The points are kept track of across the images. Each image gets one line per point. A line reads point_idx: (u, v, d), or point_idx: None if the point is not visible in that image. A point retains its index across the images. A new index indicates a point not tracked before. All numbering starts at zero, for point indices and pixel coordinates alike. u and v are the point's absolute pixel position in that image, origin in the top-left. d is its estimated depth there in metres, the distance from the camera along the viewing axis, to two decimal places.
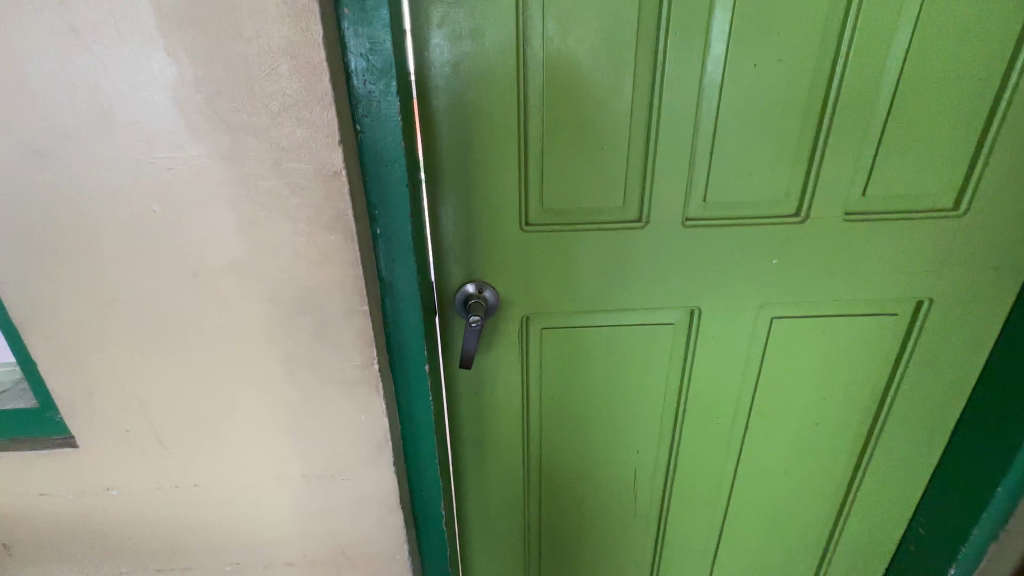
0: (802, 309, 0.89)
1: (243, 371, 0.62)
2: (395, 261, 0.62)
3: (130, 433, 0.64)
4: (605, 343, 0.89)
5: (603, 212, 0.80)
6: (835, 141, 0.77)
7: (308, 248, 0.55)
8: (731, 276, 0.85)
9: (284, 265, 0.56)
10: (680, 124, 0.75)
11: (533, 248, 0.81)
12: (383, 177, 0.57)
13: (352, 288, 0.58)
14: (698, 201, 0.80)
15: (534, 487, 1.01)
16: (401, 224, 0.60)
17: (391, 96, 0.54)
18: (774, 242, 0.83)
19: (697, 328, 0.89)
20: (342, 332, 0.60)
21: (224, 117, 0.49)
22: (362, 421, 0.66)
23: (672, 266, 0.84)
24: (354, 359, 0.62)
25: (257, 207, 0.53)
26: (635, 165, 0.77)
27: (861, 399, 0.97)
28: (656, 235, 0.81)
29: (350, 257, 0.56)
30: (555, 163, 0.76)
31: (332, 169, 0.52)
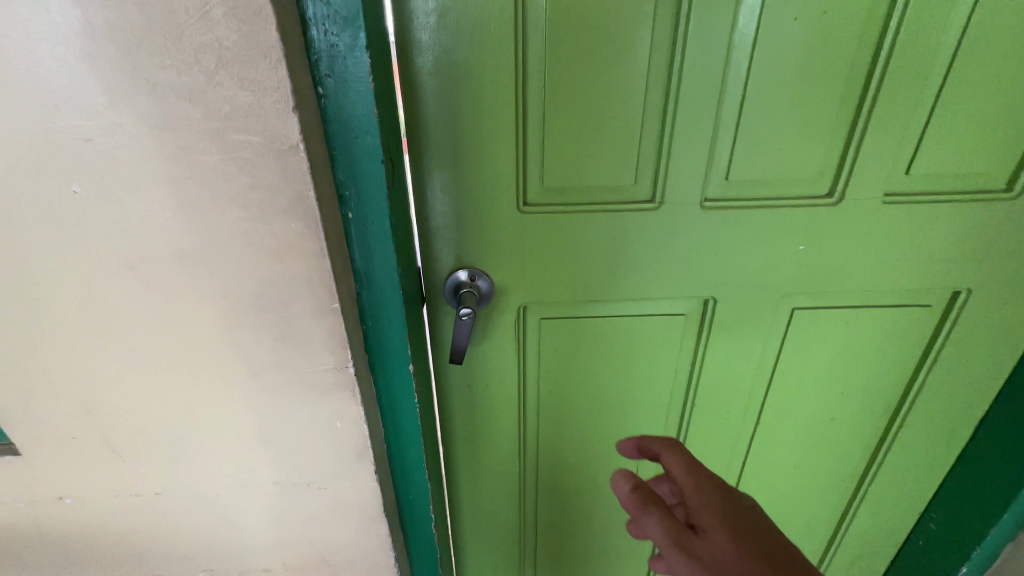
0: (825, 300, 0.81)
1: (199, 374, 0.54)
2: (372, 251, 0.54)
3: (78, 440, 0.57)
4: (611, 334, 0.82)
5: (611, 192, 0.71)
6: (880, 112, 0.67)
7: (263, 236, 0.46)
8: (750, 264, 0.77)
9: (237, 256, 0.47)
10: (704, 90, 0.65)
11: (532, 231, 0.72)
12: (353, 151, 0.48)
13: (321, 283, 0.49)
14: (719, 180, 0.71)
15: (530, 482, 0.95)
16: (377, 207, 0.51)
17: (359, 51, 0.44)
18: (803, 226, 0.74)
19: (711, 319, 0.82)
20: (310, 333, 0.52)
21: (149, 76, 0.40)
22: (338, 427, 0.59)
23: (687, 252, 0.75)
24: (326, 363, 0.54)
25: (199, 189, 0.44)
26: (649, 139, 0.68)
27: (881, 393, 0.91)
28: (670, 217, 0.72)
29: (314, 248, 0.47)
30: (557, 134, 0.66)
31: (287, 143, 0.42)
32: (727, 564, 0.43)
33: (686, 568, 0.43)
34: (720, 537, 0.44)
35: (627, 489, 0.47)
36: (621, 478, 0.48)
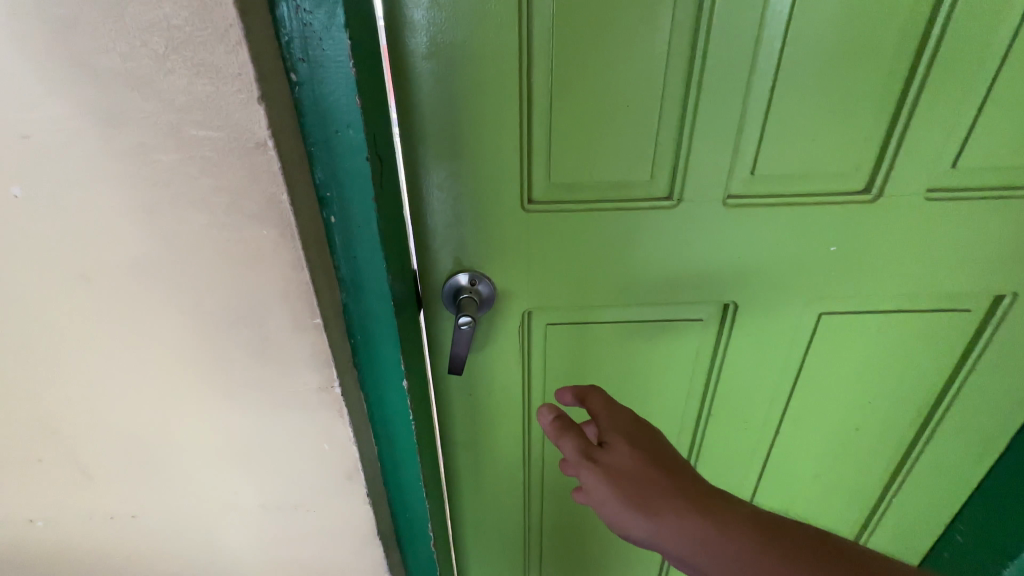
0: (856, 304, 0.75)
1: (172, 393, 0.49)
2: (359, 258, 0.48)
3: (45, 462, 0.53)
4: (623, 341, 0.76)
5: (624, 188, 0.64)
6: (929, 98, 0.60)
7: (233, 244, 0.41)
8: (776, 265, 0.71)
9: (205, 267, 0.42)
10: (730, 75, 0.58)
11: (537, 232, 0.66)
12: (334, 147, 0.42)
13: (300, 297, 0.44)
14: (744, 174, 0.64)
15: (535, 495, 0.90)
16: (363, 210, 0.45)
17: (337, 31, 0.38)
18: (835, 225, 0.68)
19: (731, 325, 0.76)
20: (291, 350, 0.47)
21: (89, 62, 0.34)
22: (325, 448, 0.54)
23: (706, 253, 0.69)
24: (310, 382, 0.49)
25: (157, 192, 0.39)
26: (667, 130, 0.61)
27: (912, 402, 0.85)
28: (690, 215, 0.66)
29: (291, 259, 0.42)
30: (566, 124, 0.60)
31: (253, 140, 0.36)
32: (626, 470, 0.47)
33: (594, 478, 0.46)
34: (622, 449, 0.49)
35: (551, 418, 0.50)
36: (546, 408, 0.51)
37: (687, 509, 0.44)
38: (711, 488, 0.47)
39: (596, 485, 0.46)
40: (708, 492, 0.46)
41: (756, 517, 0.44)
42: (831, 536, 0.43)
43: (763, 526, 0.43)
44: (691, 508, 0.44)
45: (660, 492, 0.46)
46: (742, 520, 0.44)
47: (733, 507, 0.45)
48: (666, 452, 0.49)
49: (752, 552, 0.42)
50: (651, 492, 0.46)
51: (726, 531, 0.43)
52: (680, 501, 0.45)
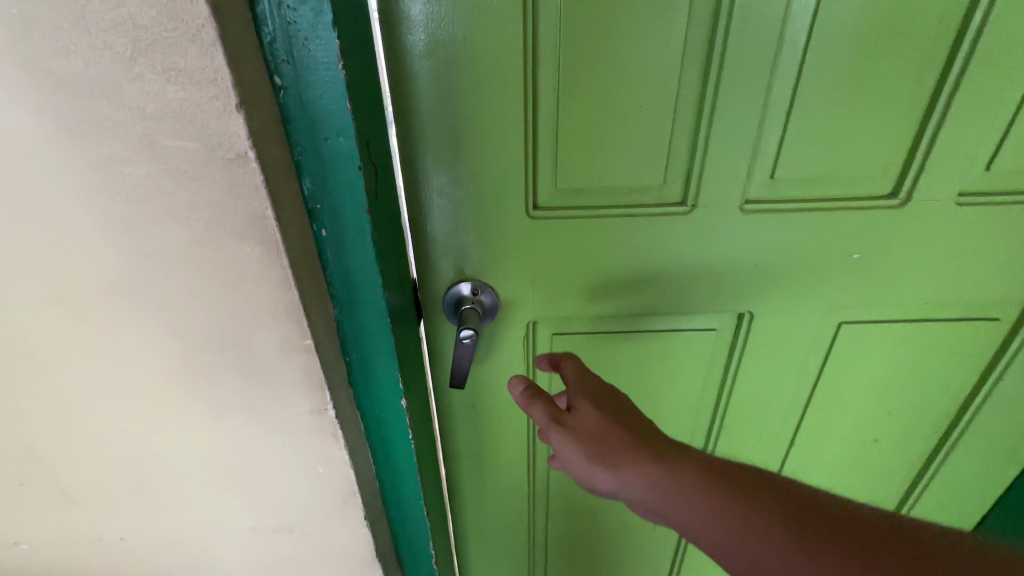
0: (878, 314, 0.71)
1: (156, 416, 0.47)
2: (352, 274, 0.45)
3: (27, 485, 0.51)
4: (632, 351, 0.72)
5: (635, 193, 0.61)
6: (964, 96, 0.56)
7: (215, 262, 0.38)
8: (794, 273, 0.67)
9: (186, 286, 0.39)
10: (750, 72, 0.54)
11: (543, 239, 0.63)
12: (324, 155, 0.39)
13: (288, 317, 0.41)
14: (763, 178, 0.60)
15: (540, 507, 0.87)
16: (356, 222, 0.42)
17: (324, 29, 0.35)
18: (859, 231, 0.64)
19: (746, 335, 0.72)
20: (281, 372, 0.44)
21: (49, 67, 0.31)
22: (320, 472, 0.51)
23: (721, 260, 0.66)
24: (302, 404, 0.46)
25: (131, 207, 0.35)
26: (681, 131, 0.57)
27: (933, 413, 0.81)
28: (704, 221, 0.63)
29: (278, 277, 0.39)
30: (573, 125, 0.56)
31: (233, 151, 0.33)
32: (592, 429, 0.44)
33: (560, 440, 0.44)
34: (585, 407, 0.46)
35: (521, 387, 0.48)
36: (517, 379, 0.49)
37: (646, 458, 0.41)
38: (675, 441, 0.44)
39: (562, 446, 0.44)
40: (672, 444, 0.43)
41: (718, 466, 0.41)
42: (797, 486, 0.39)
43: (723, 474, 0.40)
44: (650, 457, 0.41)
45: (620, 444, 0.43)
46: (702, 468, 0.41)
47: (695, 456, 0.42)
48: (631, 409, 0.47)
49: (709, 499, 0.38)
50: (612, 445, 0.43)
51: (684, 479, 0.40)
52: (638, 451, 0.42)
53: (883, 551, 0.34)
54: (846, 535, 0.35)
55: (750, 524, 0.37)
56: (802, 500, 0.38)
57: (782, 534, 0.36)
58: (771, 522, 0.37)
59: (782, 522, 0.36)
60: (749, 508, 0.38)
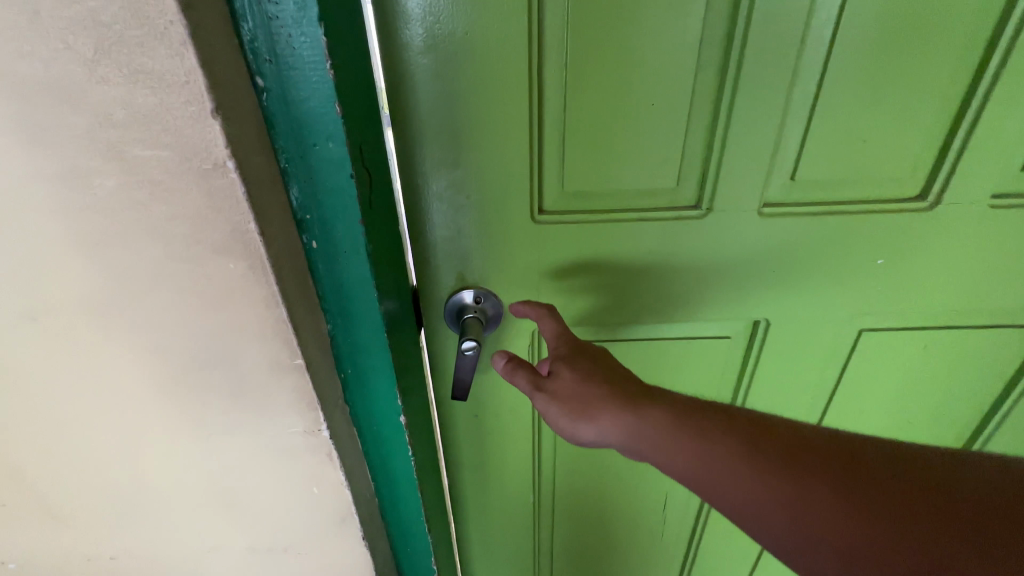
0: (902, 321, 0.68)
1: (141, 436, 0.44)
2: (346, 287, 0.42)
3: (11, 504, 0.49)
4: (641, 360, 0.69)
5: (646, 196, 0.57)
6: (1002, 91, 0.52)
7: (197, 278, 0.35)
8: (814, 279, 0.64)
9: (166, 303, 0.36)
10: (771, 66, 0.50)
11: (549, 244, 0.59)
12: (312, 162, 0.36)
13: (276, 336, 0.38)
14: (783, 180, 0.57)
15: (545, 517, 0.85)
16: (349, 233, 0.39)
17: (309, 26, 0.31)
18: (884, 235, 0.60)
19: (761, 343, 0.69)
20: (270, 392, 0.41)
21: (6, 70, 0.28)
22: (314, 492, 0.49)
23: (737, 266, 0.62)
24: (293, 425, 0.44)
25: (103, 221, 0.33)
26: (697, 130, 0.54)
27: (957, 423, 0.78)
28: (719, 225, 0.59)
29: (264, 295, 0.36)
30: (582, 125, 0.53)
31: (210, 161, 0.30)
32: (574, 388, 0.45)
33: (547, 403, 0.45)
34: (564, 364, 0.47)
35: (503, 359, 0.49)
36: (499, 354, 0.50)
37: (623, 407, 0.43)
38: (651, 385, 0.45)
39: (550, 409, 0.45)
40: (648, 390, 0.44)
41: (691, 407, 0.42)
42: (765, 418, 0.40)
43: (696, 414, 0.41)
44: (627, 407, 0.43)
45: (598, 397, 0.44)
46: (676, 411, 0.42)
47: (669, 398, 0.43)
48: (608, 357, 0.47)
49: (688, 441, 0.39)
50: (591, 400, 0.44)
51: (658, 424, 0.41)
52: (615, 400, 0.43)
53: (847, 470, 0.36)
54: (809, 459, 0.37)
55: (722, 460, 0.38)
56: (768, 430, 0.39)
57: (751, 464, 0.37)
58: (740, 456, 0.38)
59: (751, 452, 0.38)
60: (721, 445, 0.39)
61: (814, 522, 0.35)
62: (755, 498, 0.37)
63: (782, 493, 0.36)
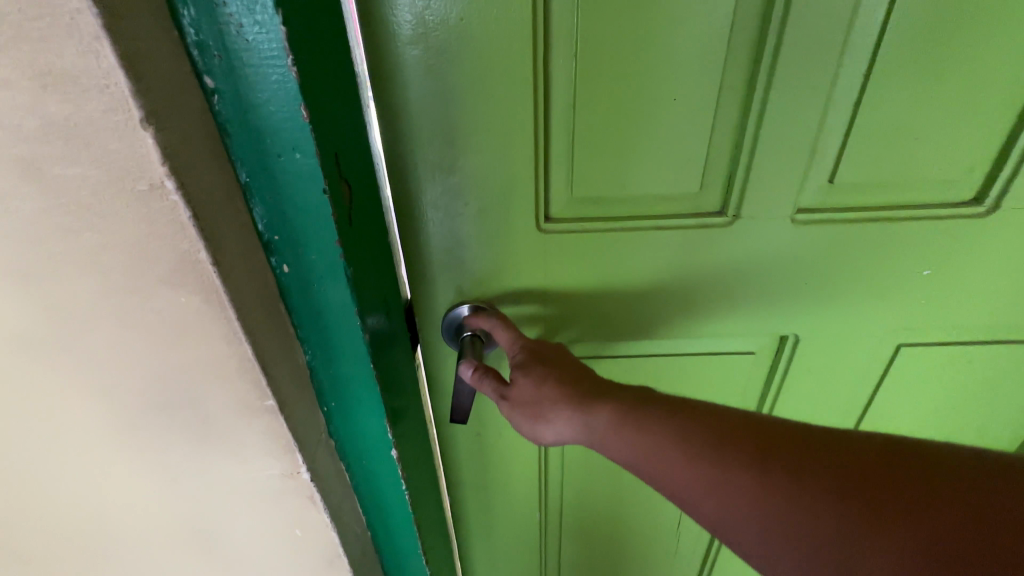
0: (949, 338, 0.61)
1: (94, 485, 0.39)
2: (325, 315, 0.37)
3: None
4: (656, 377, 0.64)
5: (665, 201, 0.51)
6: None
7: (144, 315, 0.30)
8: (851, 291, 0.57)
9: (110, 343, 0.31)
10: (810, 55, 0.44)
11: (556, 255, 0.54)
12: (277, 176, 0.31)
13: (242, 376, 0.33)
14: (820, 182, 0.51)
15: (551, 537, 0.80)
16: (324, 256, 0.34)
17: (262, 13, 0.26)
18: (932, 243, 0.54)
19: (789, 359, 0.63)
20: (240, 434, 0.36)
21: None
22: (297, 535, 0.44)
23: (765, 278, 0.56)
24: (269, 467, 0.39)
25: (25, 250, 0.27)
26: (724, 128, 0.48)
27: (1000, 444, 0.71)
28: (747, 234, 0.53)
29: (223, 332, 0.31)
30: (594, 124, 0.47)
31: (145, 181, 0.25)
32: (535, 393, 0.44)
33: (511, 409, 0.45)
34: (518, 362, 0.46)
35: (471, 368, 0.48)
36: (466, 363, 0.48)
37: (568, 404, 0.42)
38: (599, 378, 0.43)
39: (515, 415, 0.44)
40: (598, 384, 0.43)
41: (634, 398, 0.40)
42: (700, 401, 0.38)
43: (635, 404, 0.39)
44: (573, 402, 0.42)
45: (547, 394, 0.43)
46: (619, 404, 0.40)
47: (613, 390, 0.41)
48: (561, 353, 0.46)
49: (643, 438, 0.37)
50: (543, 398, 0.44)
51: (602, 417, 0.40)
52: (561, 396, 0.43)
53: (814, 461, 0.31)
54: (735, 433, 0.34)
55: (663, 442, 0.36)
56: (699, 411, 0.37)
57: (678, 444, 0.36)
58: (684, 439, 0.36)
59: (676, 431, 0.36)
60: (656, 431, 0.37)
61: (744, 500, 0.32)
62: (681, 479, 0.35)
63: (709, 470, 0.34)
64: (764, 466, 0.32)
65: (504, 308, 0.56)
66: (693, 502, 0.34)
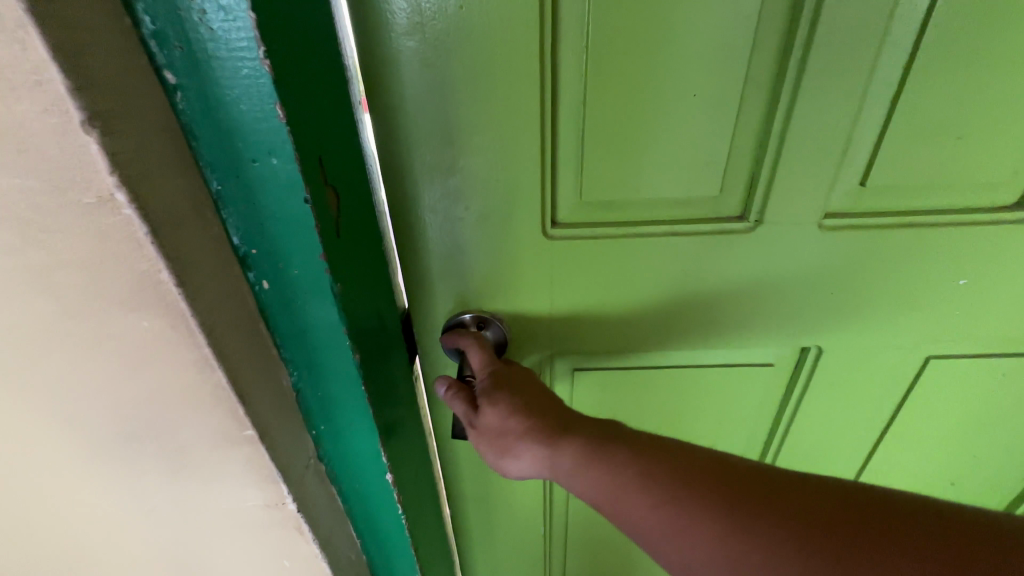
0: (982, 351, 0.57)
1: (63, 517, 0.36)
2: (310, 334, 0.34)
3: None
4: (668, 390, 0.60)
5: (682, 206, 0.48)
6: None
7: (102, 339, 0.27)
8: (880, 301, 0.53)
9: (67, 371, 0.28)
10: (843, 48, 0.40)
11: (563, 263, 0.50)
12: (252, 183, 0.27)
13: (217, 406, 0.30)
14: (851, 186, 0.47)
15: (555, 550, 0.77)
16: (308, 272, 0.31)
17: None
18: (968, 251, 0.50)
19: (810, 372, 0.59)
20: (219, 465, 0.33)
21: None
22: (285, 565, 0.41)
23: (789, 287, 0.52)
24: (252, 498, 0.36)
25: None
26: (746, 127, 0.44)
27: None
28: (769, 240, 0.49)
29: (193, 360, 0.27)
30: (606, 123, 0.43)
31: (93, 194, 0.22)
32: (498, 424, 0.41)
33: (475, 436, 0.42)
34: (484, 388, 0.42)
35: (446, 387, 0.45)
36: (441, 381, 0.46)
37: (533, 439, 0.39)
38: (568, 410, 0.40)
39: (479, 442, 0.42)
40: (565, 415, 0.40)
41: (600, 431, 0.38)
42: (668, 439, 0.36)
43: (601, 442, 0.36)
44: (536, 437, 0.38)
45: (512, 423, 0.41)
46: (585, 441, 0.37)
47: (582, 425, 0.38)
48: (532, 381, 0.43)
49: (607, 477, 0.35)
50: (506, 430, 0.40)
51: (565, 455, 0.37)
52: (524, 429, 0.39)
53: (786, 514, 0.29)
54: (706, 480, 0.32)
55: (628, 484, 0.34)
56: (664, 448, 0.35)
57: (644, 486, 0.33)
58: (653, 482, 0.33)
59: (641, 471, 0.34)
60: (621, 470, 0.34)
61: (708, 550, 0.30)
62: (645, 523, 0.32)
63: (673, 516, 0.31)
64: (731, 515, 0.30)
65: (507, 319, 0.53)
66: (655, 546, 0.32)
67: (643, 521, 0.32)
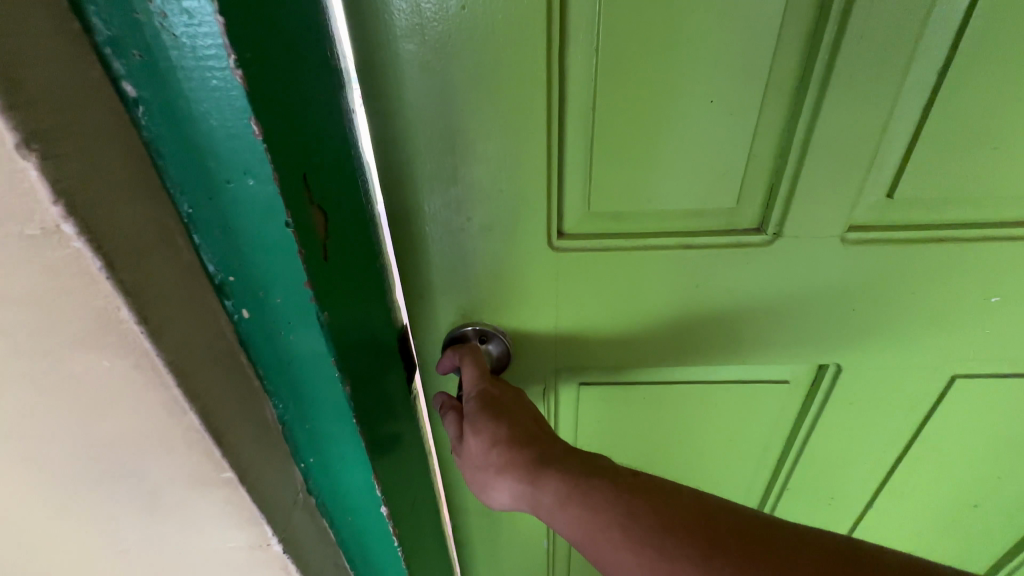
0: (1011, 371, 0.54)
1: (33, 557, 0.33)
2: (296, 365, 0.31)
3: None
4: (677, 407, 0.58)
5: (695, 218, 0.45)
6: None
7: (59, 379, 0.24)
8: (904, 319, 0.50)
9: (23, 412, 0.25)
10: (873, 51, 0.37)
11: (570, 277, 0.47)
12: (227, 205, 0.25)
13: (190, 448, 0.27)
14: (876, 198, 0.44)
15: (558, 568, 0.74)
16: (291, 300, 0.28)
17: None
18: (1001, 267, 0.47)
19: (827, 390, 0.56)
20: (197, 507, 0.31)
21: None
22: None
23: (807, 303, 0.49)
24: (234, 539, 0.33)
25: None
26: (767, 134, 0.41)
27: None
28: (787, 254, 0.46)
29: (162, 401, 0.25)
30: (616, 131, 0.40)
31: (36, 225, 0.19)
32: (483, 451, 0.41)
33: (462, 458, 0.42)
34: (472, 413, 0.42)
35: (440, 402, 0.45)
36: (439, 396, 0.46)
37: (516, 472, 0.39)
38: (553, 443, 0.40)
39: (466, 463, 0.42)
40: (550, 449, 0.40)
41: (585, 467, 0.38)
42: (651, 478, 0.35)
43: (583, 481, 0.36)
44: (519, 470, 0.39)
45: (497, 457, 0.40)
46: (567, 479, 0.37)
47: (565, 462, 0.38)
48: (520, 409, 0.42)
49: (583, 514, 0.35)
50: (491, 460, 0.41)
51: (546, 491, 0.37)
52: (508, 462, 0.40)
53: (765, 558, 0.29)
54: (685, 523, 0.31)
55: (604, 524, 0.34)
56: (648, 489, 0.34)
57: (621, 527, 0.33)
58: (630, 524, 0.33)
59: (620, 514, 0.33)
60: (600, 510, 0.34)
61: None
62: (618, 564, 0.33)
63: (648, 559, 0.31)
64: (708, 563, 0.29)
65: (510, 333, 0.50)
66: None
67: (617, 561, 0.33)
